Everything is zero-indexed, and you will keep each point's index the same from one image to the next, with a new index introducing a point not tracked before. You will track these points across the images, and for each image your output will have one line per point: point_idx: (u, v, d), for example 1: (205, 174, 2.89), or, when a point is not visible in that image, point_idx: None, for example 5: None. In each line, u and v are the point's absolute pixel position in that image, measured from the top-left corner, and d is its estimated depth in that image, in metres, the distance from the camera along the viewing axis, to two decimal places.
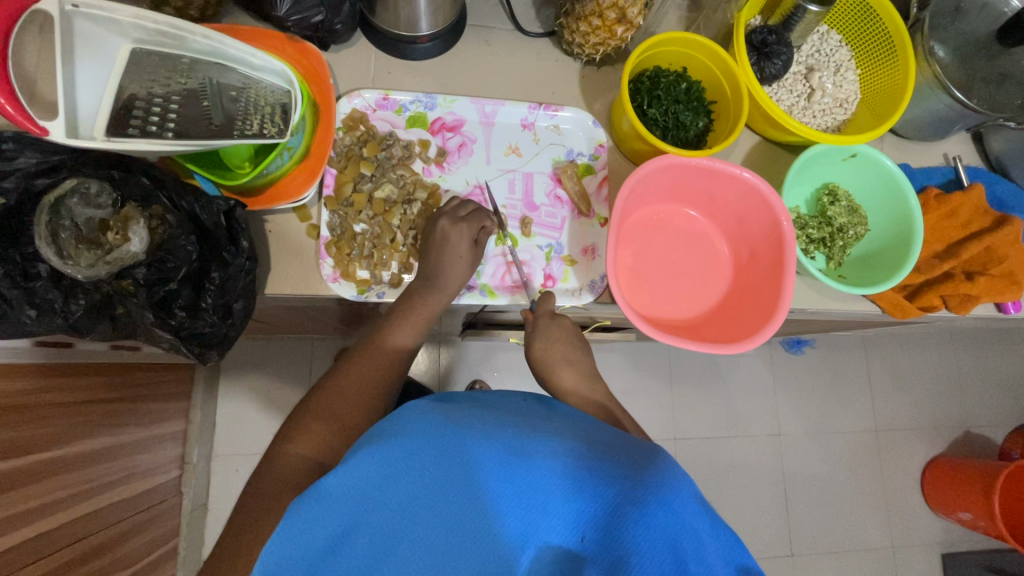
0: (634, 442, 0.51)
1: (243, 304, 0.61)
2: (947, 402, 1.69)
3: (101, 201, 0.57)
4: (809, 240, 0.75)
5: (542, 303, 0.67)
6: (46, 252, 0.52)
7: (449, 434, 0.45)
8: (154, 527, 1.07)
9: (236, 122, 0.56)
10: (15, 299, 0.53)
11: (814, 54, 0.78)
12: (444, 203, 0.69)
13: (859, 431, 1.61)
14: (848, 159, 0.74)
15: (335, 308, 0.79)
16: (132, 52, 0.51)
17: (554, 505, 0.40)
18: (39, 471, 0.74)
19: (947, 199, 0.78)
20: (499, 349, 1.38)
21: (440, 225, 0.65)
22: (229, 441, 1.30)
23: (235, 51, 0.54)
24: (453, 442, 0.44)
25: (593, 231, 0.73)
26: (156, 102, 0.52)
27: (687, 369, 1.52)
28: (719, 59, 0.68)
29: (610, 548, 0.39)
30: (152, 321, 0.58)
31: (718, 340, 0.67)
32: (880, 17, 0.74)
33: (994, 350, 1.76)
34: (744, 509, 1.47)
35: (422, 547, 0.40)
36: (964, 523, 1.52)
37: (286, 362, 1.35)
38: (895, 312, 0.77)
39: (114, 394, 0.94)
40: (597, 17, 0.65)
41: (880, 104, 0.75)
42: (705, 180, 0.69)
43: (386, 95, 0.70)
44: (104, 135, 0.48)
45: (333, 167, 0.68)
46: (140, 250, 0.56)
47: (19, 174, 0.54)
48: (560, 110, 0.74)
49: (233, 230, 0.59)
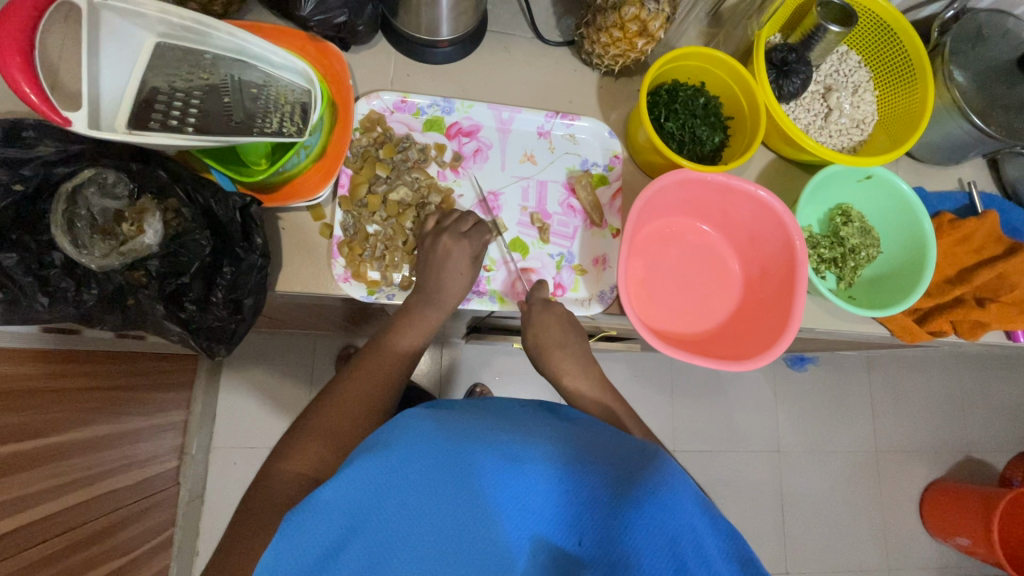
0: (632, 446, 0.51)
1: (254, 300, 0.61)
2: (950, 426, 1.68)
3: (118, 191, 0.58)
4: (820, 260, 0.74)
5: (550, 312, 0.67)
6: (61, 241, 0.53)
7: (448, 442, 0.45)
8: (151, 517, 1.07)
9: (256, 119, 0.55)
10: (28, 287, 0.53)
11: (832, 74, 0.78)
12: (446, 218, 0.67)
13: (858, 451, 1.60)
14: (863, 180, 0.74)
15: (343, 307, 0.79)
16: (156, 45, 0.52)
17: (548, 505, 0.42)
18: (38, 457, 0.74)
19: (961, 224, 0.78)
20: (501, 353, 1.38)
21: (442, 242, 0.65)
22: (228, 433, 1.30)
23: (259, 48, 0.55)
24: (452, 450, 0.44)
25: (604, 242, 0.73)
26: (178, 96, 0.52)
27: (689, 381, 1.51)
28: (738, 75, 0.68)
29: (609, 546, 0.40)
30: (162, 314, 0.58)
31: (726, 355, 0.67)
32: (901, 39, 0.73)
33: (996, 376, 1.75)
34: (740, 525, 1.46)
35: (420, 555, 0.39)
36: (962, 548, 1.51)
37: (288, 357, 1.36)
38: (904, 335, 0.76)
39: (117, 382, 0.94)
40: (618, 29, 0.65)
41: (897, 127, 0.75)
42: (719, 196, 0.68)
43: (404, 97, 0.70)
44: (127, 129, 0.49)
45: (349, 168, 0.68)
46: (154, 242, 0.57)
47: (37, 162, 0.54)
48: (577, 120, 0.74)
49: (248, 226, 0.59)
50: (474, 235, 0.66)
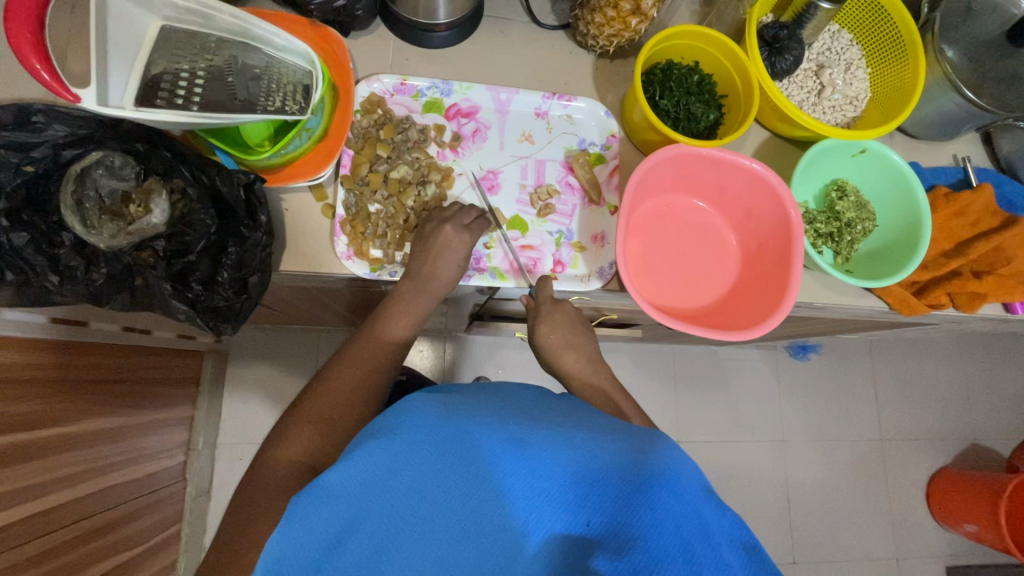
0: (637, 430, 0.49)
1: (259, 278, 0.62)
2: (954, 413, 1.68)
3: (125, 174, 0.59)
4: (816, 235, 0.75)
5: (541, 289, 0.68)
6: (71, 221, 0.55)
7: (448, 422, 0.45)
8: (157, 511, 1.08)
9: (260, 99, 0.57)
10: (40, 265, 0.55)
11: (825, 52, 0.79)
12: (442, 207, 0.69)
13: (863, 439, 1.60)
14: (857, 154, 0.75)
15: (347, 292, 0.80)
16: (161, 28, 0.54)
17: (559, 488, 0.39)
18: (43, 448, 0.75)
19: (956, 197, 0.79)
20: (504, 345, 1.39)
21: (439, 227, 0.66)
22: (234, 428, 1.31)
23: (262, 31, 0.56)
24: (453, 430, 0.44)
25: (603, 220, 0.74)
26: (183, 77, 0.54)
27: (691, 371, 1.52)
28: (731, 53, 0.69)
29: (618, 529, 0.37)
30: (170, 293, 0.59)
31: (726, 327, 0.68)
32: (891, 16, 0.74)
33: (1000, 362, 1.75)
34: (745, 516, 1.46)
35: (428, 537, 0.39)
36: (969, 535, 1.50)
37: (293, 352, 1.37)
38: (901, 308, 0.77)
39: (122, 375, 0.95)
40: (612, 8, 0.66)
41: (890, 102, 0.76)
42: (714, 171, 0.69)
43: (404, 80, 0.72)
44: (134, 106, 0.50)
45: (350, 148, 0.69)
46: (162, 222, 0.58)
47: (48, 145, 0.55)
48: (573, 100, 0.75)
49: (252, 204, 0.60)
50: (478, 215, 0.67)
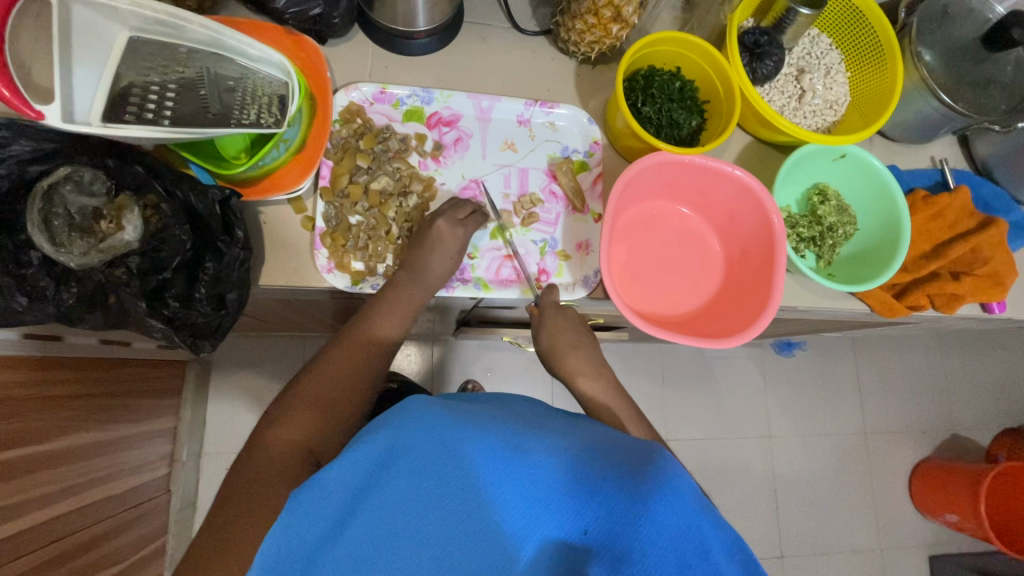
0: (635, 442, 0.47)
1: (237, 295, 0.61)
2: (935, 404, 1.72)
3: (95, 189, 0.57)
4: (799, 239, 0.76)
5: (546, 296, 0.68)
6: (39, 240, 0.53)
7: (448, 427, 0.43)
8: (141, 526, 1.06)
9: (233, 112, 0.55)
10: (5, 286, 0.52)
11: (805, 56, 0.80)
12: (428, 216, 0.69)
13: (846, 432, 1.62)
14: (838, 159, 0.75)
15: (330, 303, 0.79)
16: (128, 40, 0.52)
17: (556, 500, 0.38)
18: (21, 467, 0.72)
19: (933, 200, 0.80)
20: (491, 348, 1.38)
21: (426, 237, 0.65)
22: (219, 438, 1.29)
23: (234, 41, 0.55)
24: (451, 435, 0.42)
25: (588, 227, 0.74)
26: (153, 90, 0.52)
27: (678, 370, 1.53)
28: (712, 59, 0.70)
29: (613, 538, 0.36)
30: (144, 311, 0.57)
31: (711, 335, 0.68)
32: (868, 20, 0.75)
33: (978, 354, 1.78)
34: (734, 511, 1.47)
35: (423, 541, 0.38)
36: (950, 525, 1.53)
37: (277, 360, 1.35)
38: (883, 311, 0.78)
39: (100, 389, 0.92)
40: (592, 15, 0.65)
41: (868, 106, 0.77)
42: (697, 179, 0.69)
43: (383, 88, 0.71)
44: (101, 121, 0.48)
45: (329, 159, 0.68)
46: (135, 238, 0.57)
47: (13, 161, 0.53)
48: (555, 108, 0.75)
49: (228, 219, 0.59)
50: (474, 221, 0.67)
